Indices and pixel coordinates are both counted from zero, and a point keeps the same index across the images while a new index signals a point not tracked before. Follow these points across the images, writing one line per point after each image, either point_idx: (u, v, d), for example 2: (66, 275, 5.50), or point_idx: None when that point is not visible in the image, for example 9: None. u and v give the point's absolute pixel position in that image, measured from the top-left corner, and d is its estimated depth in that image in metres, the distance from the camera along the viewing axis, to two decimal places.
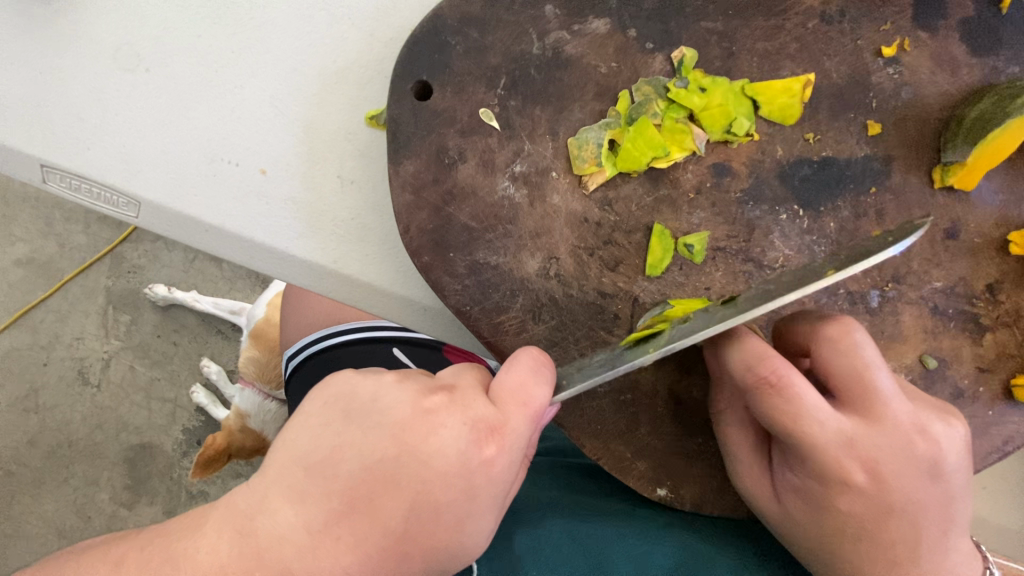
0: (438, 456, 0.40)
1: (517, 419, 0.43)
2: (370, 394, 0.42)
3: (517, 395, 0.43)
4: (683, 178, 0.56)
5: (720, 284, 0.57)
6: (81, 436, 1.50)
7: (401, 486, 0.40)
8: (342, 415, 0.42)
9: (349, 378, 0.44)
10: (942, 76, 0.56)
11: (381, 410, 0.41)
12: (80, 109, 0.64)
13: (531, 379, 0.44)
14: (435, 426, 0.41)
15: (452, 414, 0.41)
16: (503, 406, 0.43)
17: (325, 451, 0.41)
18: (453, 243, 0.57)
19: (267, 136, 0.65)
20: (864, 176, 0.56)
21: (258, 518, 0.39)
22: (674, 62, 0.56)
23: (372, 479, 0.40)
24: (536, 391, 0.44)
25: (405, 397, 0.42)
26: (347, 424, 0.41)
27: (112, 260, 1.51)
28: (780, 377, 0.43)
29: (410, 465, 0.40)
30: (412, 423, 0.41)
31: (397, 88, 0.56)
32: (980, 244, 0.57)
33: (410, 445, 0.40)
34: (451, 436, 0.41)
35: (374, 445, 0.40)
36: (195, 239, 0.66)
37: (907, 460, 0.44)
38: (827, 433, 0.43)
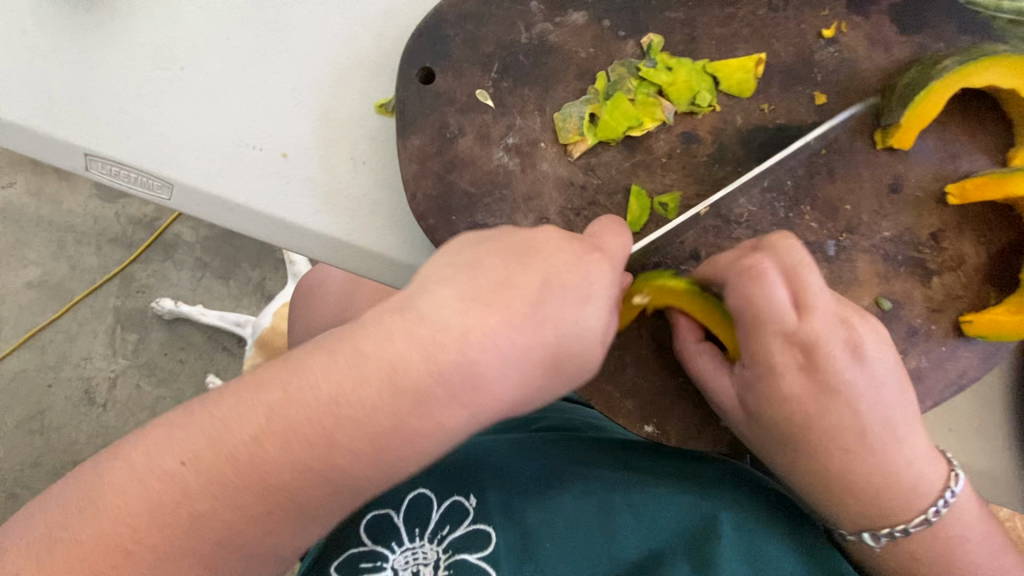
0: (558, 253, 0.47)
1: (619, 251, 0.52)
2: (475, 236, 0.50)
3: (614, 239, 0.53)
4: (656, 145, 0.64)
5: (692, 238, 0.64)
6: (86, 455, 1.54)
7: (535, 272, 0.46)
8: (471, 242, 0.49)
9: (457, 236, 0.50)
10: (875, 52, 0.65)
11: (500, 236, 0.49)
12: (124, 103, 0.73)
13: (618, 226, 0.56)
14: (550, 241, 0.48)
15: (561, 236, 0.50)
16: (608, 243, 0.52)
17: (457, 264, 0.46)
18: (455, 207, 0.64)
19: (288, 123, 0.73)
20: (815, 139, 0.64)
21: (420, 298, 0.44)
22: (643, 46, 0.64)
23: (507, 271, 0.46)
24: (624, 237, 0.55)
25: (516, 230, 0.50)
26: (471, 246, 0.48)
27: (121, 280, 1.58)
28: (759, 275, 0.51)
29: (542, 261, 0.46)
30: (527, 238, 0.49)
31: (405, 74, 0.64)
32: (921, 197, 0.65)
33: (538, 247, 0.48)
34: (557, 245, 0.48)
35: (501, 256, 0.47)
36: (223, 216, 0.73)
37: (848, 341, 0.52)
38: (798, 321, 0.50)
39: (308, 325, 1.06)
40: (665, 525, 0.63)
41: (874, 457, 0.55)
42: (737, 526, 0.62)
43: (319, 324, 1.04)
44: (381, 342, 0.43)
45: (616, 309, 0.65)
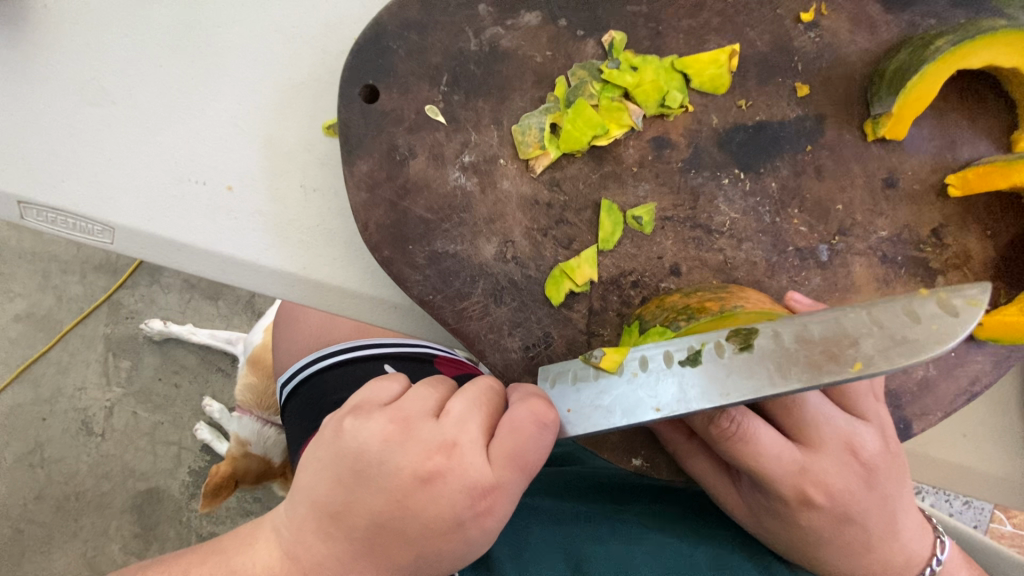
0: (440, 514, 0.41)
1: (511, 480, 0.42)
2: (377, 453, 0.42)
3: (512, 457, 0.42)
4: (625, 154, 0.59)
5: (672, 252, 0.59)
6: (88, 487, 1.51)
7: (407, 533, 0.41)
8: (351, 472, 0.42)
9: (355, 434, 0.43)
10: (861, 34, 0.59)
11: (389, 471, 0.41)
12: (54, 144, 0.68)
13: (530, 433, 0.42)
14: (435, 491, 0.41)
15: (450, 480, 0.41)
16: (499, 468, 0.42)
17: (341, 500, 0.42)
18: (411, 235, 0.59)
19: (232, 154, 0.68)
20: (799, 135, 0.59)
21: (294, 548, 0.43)
22: (605, 45, 0.59)
23: (384, 528, 0.42)
24: (530, 449, 0.42)
25: (411, 457, 0.41)
26: (359, 481, 0.42)
27: (110, 307, 1.53)
28: (741, 424, 0.47)
29: (413, 521, 0.41)
30: (414, 487, 0.41)
31: (346, 94, 0.59)
32: (919, 191, 0.59)
33: (413, 505, 0.41)
34: (449, 501, 0.41)
35: (382, 499, 0.41)
36: (170, 258, 0.68)
37: (846, 474, 0.49)
38: (785, 465, 0.48)
39: (288, 352, 1.01)
40: (637, 555, 0.56)
41: (869, 556, 0.52)
42: (715, 564, 0.55)
43: (301, 349, 0.99)
44: (277, 547, 0.44)
45: (594, 334, 0.59)
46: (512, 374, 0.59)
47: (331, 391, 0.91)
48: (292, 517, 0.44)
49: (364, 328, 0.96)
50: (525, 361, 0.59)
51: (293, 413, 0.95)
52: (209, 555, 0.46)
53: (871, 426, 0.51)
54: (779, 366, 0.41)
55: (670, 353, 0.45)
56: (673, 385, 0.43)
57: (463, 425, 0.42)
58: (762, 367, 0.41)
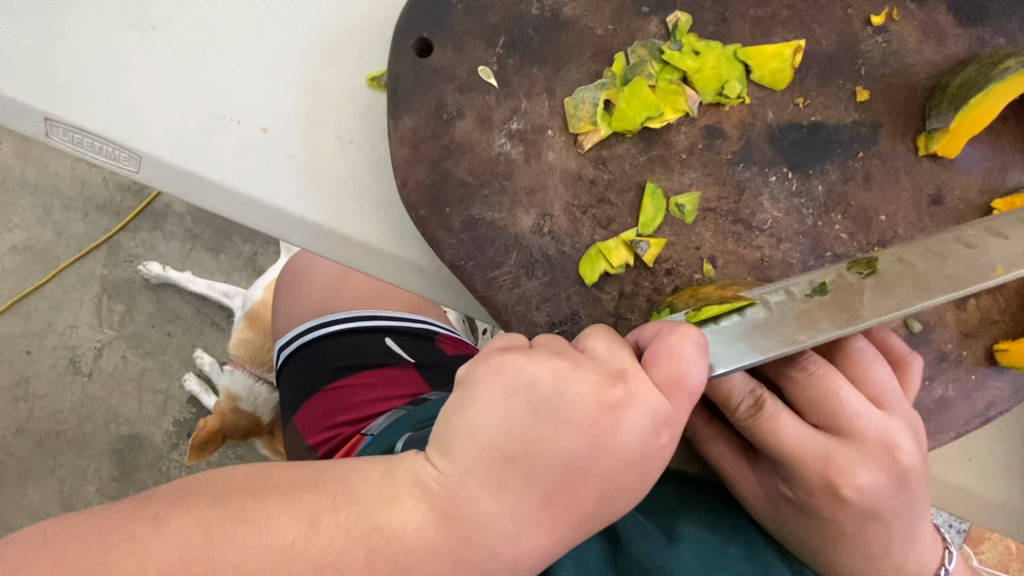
0: (623, 447, 0.36)
1: (682, 409, 0.38)
2: (552, 385, 0.36)
3: (678, 382, 0.38)
4: (676, 139, 0.58)
5: (710, 244, 0.58)
6: (70, 426, 1.49)
7: (591, 472, 0.36)
8: (525, 406, 0.36)
9: (519, 365, 0.37)
10: (928, 45, 0.58)
11: (570, 403, 0.36)
12: (88, 64, 0.66)
13: (687, 360, 0.39)
14: (618, 421, 0.36)
15: (637, 407, 0.37)
16: (673, 398, 0.38)
17: (518, 439, 0.35)
18: (449, 197, 0.58)
19: (270, 95, 0.66)
20: (852, 140, 0.58)
21: (460, 500, 0.35)
22: (668, 26, 0.57)
23: (568, 468, 0.36)
24: (689, 374, 0.38)
25: (586, 389, 0.37)
26: (535, 417, 0.36)
27: (109, 248, 1.51)
28: (761, 401, 0.49)
29: (597, 456, 0.36)
30: (596, 417, 0.36)
31: (398, 44, 0.57)
32: (964, 211, 0.58)
33: (600, 439, 0.36)
34: (637, 430, 0.36)
35: (569, 433, 0.36)
36: (197, 195, 0.67)
37: (875, 469, 0.47)
38: (806, 450, 0.48)
39: (289, 314, 0.99)
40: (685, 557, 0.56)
41: (891, 557, 0.52)
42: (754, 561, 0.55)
43: (298, 313, 0.97)
44: (435, 499, 0.35)
45: (621, 318, 0.58)
46: None
47: (335, 359, 0.90)
48: (451, 465, 0.35)
49: (370, 297, 0.95)
50: None
51: (289, 376, 0.95)
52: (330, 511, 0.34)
53: (907, 426, 0.49)
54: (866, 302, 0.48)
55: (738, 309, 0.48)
56: (771, 325, 0.47)
57: (616, 355, 0.39)
58: (837, 305, 0.48)
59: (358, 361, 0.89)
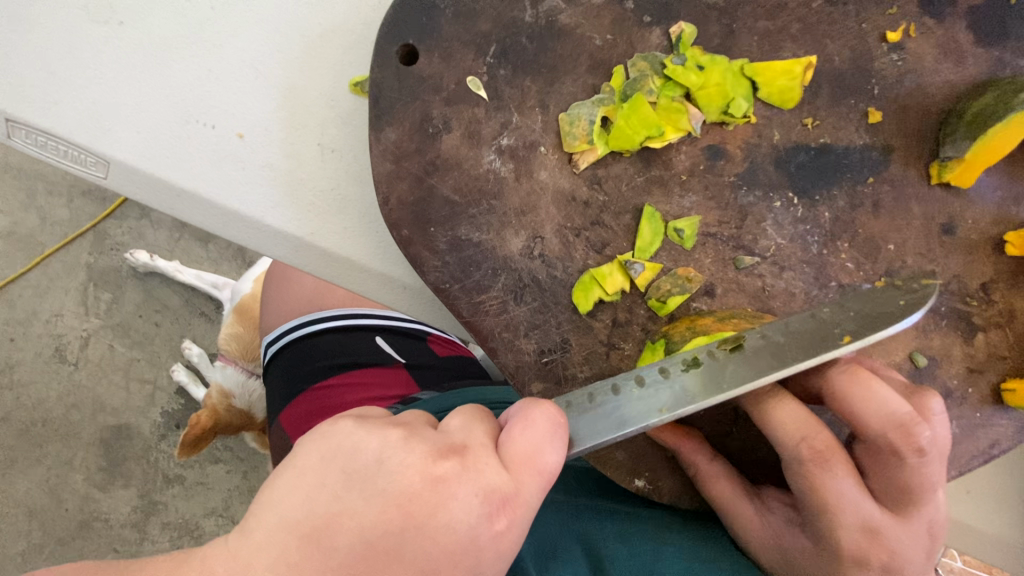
0: (446, 531, 0.31)
1: (531, 489, 0.34)
2: (375, 454, 0.33)
3: (531, 458, 0.34)
4: (676, 160, 0.54)
5: (709, 271, 0.55)
6: (56, 415, 1.45)
7: (401, 557, 0.31)
8: (341, 476, 0.32)
9: (349, 431, 0.34)
10: (946, 65, 0.54)
11: (389, 475, 0.32)
12: (52, 62, 0.61)
13: (546, 435, 0.35)
14: (446, 496, 0.32)
15: (464, 483, 0.32)
16: (517, 472, 0.34)
17: (318, 515, 0.31)
18: (435, 216, 0.54)
19: (247, 98, 0.62)
20: (862, 164, 0.54)
21: None
22: (671, 37, 0.54)
23: (372, 553, 0.30)
24: (546, 455, 0.35)
25: (413, 459, 0.32)
26: (349, 489, 0.32)
27: (95, 236, 1.46)
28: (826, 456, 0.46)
29: (410, 539, 0.31)
30: (417, 494, 0.31)
31: (382, 51, 0.53)
32: (976, 241, 0.56)
33: (417, 518, 0.31)
34: (461, 510, 0.32)
35: (372, 509, 0.31)
36: (169, 204, 0.62)
37: (910, 539, 0.46)
38: (854, 514, 0.46)
39: (271, 314, 0.93)
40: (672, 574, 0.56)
41: None
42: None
43: (280, 315, 0.92)
44: None
45: (614, 347, 0.55)
46: (523, 377, 0.55)
47: (324, 358, 0.85)
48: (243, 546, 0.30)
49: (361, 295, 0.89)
50: (539, 367, 0.56)
51: (275, 374, 0.89)
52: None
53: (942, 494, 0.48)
54: (775, 357, 0.45)
55: (666, 367, 0.46)
56: (676, 390, 0.45)
57: (472, 426, 0.36)
58: (757, 361, 0.45)
59: (348, 360, 0.85)
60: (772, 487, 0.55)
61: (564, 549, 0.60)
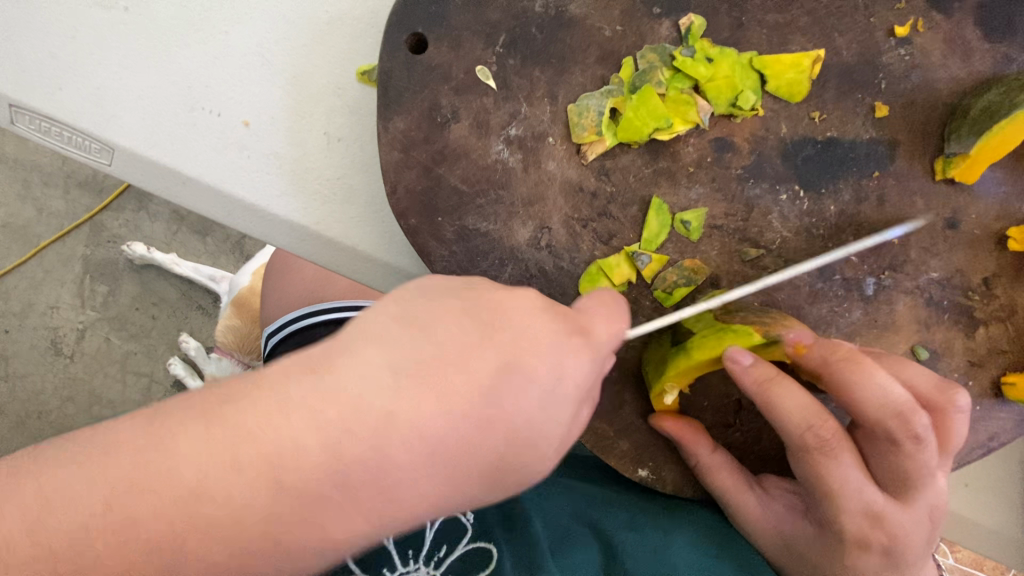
0: (535, 358, 0.32)
1: (604, 342, 0.35)
2: (471, 293, 0.34)
3: (593, 324, 0.36)
4: (684, 152, 0.55)
5: (715, 263, 0.55)
6: (52, 407, 1.44)
7: (487, 357, 0.31)
8: (439, 306, 0.33)
9: (426, 283, 0.35)
10: (952, 60, 0.55)
11: (483, 303, 0.33)
12: (55, 47, 0.61)
13: (610, 311, 0.37)
14: (536, 331, 0.33)
15: (549, 325, 0.33)
16: (592, 335, 0.35)
17: (418, 319, 0.32)
18: (442, 206, 0.54)
19: (253, 86, 0.61)
20: (868, 159, 0.55)
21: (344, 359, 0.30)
22: (681, 28, 0.54)
23: (462, 356, 0.31)
24: (616, 320, 0.37)
25: (504, 297, 0.34)
26: (448, 315, 0.32)
27: (92, 227, 1.45)
28: (828, 445, 0.47)
29: (494, 344, 0.32)
30: (508, 316, 0.33)
31: (391, 39, 0.53)
32: (979, 236, 0.56)
33: (507, 337, 0.32)
34: (547, 347, 0.32)
35: (458, 323, 0.32)
36: (173, 191, 0.62)
37: (913, 522, 0.48)
38: (858, 499, 0.47)
39: (271, 308, 0.93)
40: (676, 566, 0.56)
41: None
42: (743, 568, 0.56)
43: (280, 306, 0.91)
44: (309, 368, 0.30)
45: None
46: None
47: None
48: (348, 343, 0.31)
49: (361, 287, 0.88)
50: None
51: None
52: (214, 427, 0.29)
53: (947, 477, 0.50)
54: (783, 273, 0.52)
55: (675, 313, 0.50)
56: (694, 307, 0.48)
57: (534, 302, 0.37)
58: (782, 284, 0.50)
59: None
60: (773, 476, 0.56)
61: (566, 535, 0.60)
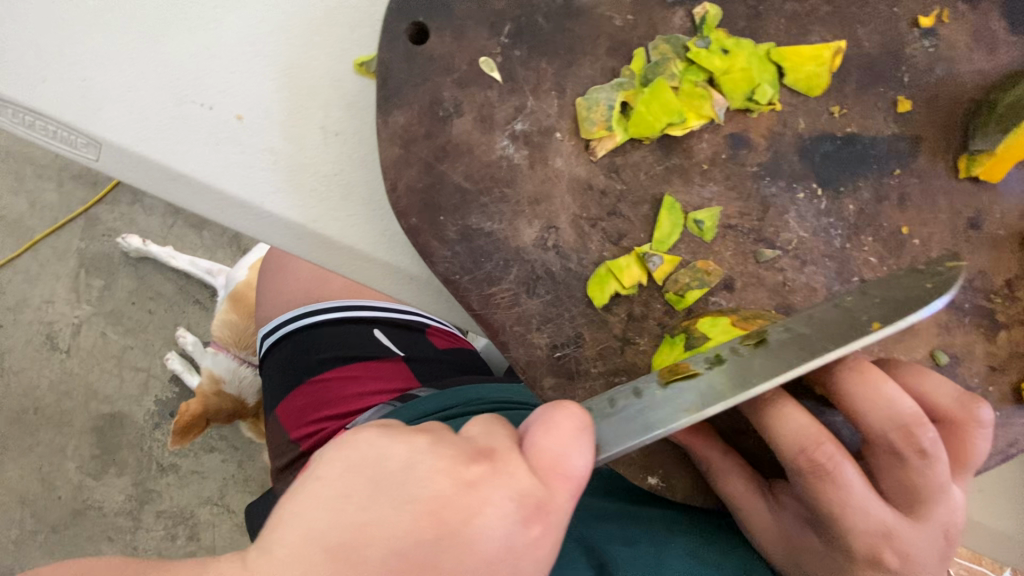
0: (480, 540, 0.29)
1: (563, 496, 0.31)
2: (402, 462, 0.30)
3: (557, 464, 0.31)
4: (697, 148, 0.52)
5: (729, 265, 0.53)
6: (48, 403, 1.42)
7: (433, 572, 0.28)
8: (366, 484, 0.29)
9: (371, 439, 0.31)
10: (979, 53, 0.52)
11: (419, 485, 0.29)
12: (40, 37, 0.58)
13: (574, 435, 0.32)
14: (482, 503, 0.29)
15: (496, 488, 0.29)
16: (546, 478, 0.31)
17: (346, 530, 0.28)
18: (444, 204, 0.52)
19: (247, 78, 0.59)
20: (889, 156, 0.52)
21: None
22: (696, 19, 0.52)
23: (403, 574, 0.27)
24: (576, 457, 0.32)
25: (441, 467, 0.30)
26: (374, 497, 0.29)
27: (86, 221, 1.42)
28: (833, 465, 0.44)
29: (442, 547, 0.28)
30: (448, 504, 0.29)
31: (390, 29, 0.51)
32: (1002, 237, 0.54)
33: (450, 527, 0.28)
34: (495, 517, 0.29)
35: (402, 520, 0.28)
36: (162, 188, 0.59)
37: (926, 542, 0.45)
38: (868, 518, 0.44)
39: (267, 307, 0.90)
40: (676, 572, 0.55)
41: None
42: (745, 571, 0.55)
43: (276, 304, 0.88)
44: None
45: (628, 342, 0.53)
46: (534, 372, 0.53)
47: (319, 352, 0.82)
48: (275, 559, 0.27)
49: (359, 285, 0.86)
50: (551, 361, 0.53)
51: (271, 368, 0.86)
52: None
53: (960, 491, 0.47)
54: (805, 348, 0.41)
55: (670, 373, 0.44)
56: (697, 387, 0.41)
57: (489, 433, 0.33)
58: (786, 353, 0.41)
59: (345, 354, 0.81)
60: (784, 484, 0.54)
61: (571, 543, 0.58)
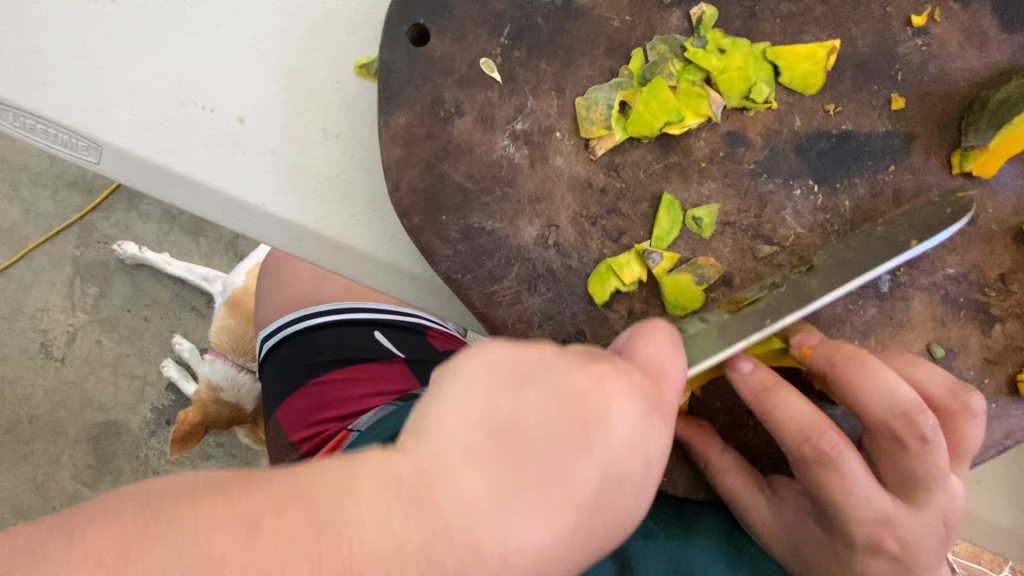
0: (620, 428, 0.28)
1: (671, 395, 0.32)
2: (535, 361, 0.30)
3: (662, 369, 0.33)
4: (695, 146, 0.53)
5: (728, 261, 0.53)
6: (43, 412, 1.41)
7: (587, 455, 0.28)
8: (507, 379, 0.29)
9: (501, 347, 0.31)
10: (970, 50, 0.53)
11: (557, 377, 0.29)
12: (40, 41, 0.58)
13: (671, 346, 0.34)
14: (615, 396, 0.29)
15: (623, 382, 0.30)
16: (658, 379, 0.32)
17: (499, 418, 0.28)
18: (446, 204, 0.52)
19: (247, 81, 0.59)
20: (883, 153, 0.53)
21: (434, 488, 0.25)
22: (692, 19, 0.53)
23: (560, 451, 0.27)
24: (675, 362, 0.34)
25: (571, 365, 0.30)
26: (521, 388, 0.28)
27: (81, 228, 1.42)
28: (838, 454, 0.44)
29: (591, 432, 0.28)
30: (588, 393, 0.29)
31: (392, 30, 0.51)
32: (995, 231, 0.55)
33: (595, 415, 0.28)
34: (630, 410, 0.29)
35: (550, 406, 0.28)
36: (163, 190, 0.60)
37: (925, 527, 0.46)
38: (870, 506, 0.45)
39: (265, 311, 0.90)
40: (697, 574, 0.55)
41: None
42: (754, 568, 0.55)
43: (275, 308, 0.88)
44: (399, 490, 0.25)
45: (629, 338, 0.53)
46: None
47: (319, 354, 0.82)
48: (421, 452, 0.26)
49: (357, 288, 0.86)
50: None
51: (272, 373, 0.86)
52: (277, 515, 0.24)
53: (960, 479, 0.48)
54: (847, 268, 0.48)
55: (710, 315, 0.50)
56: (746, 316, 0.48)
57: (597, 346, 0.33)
58: (834, 274, 0.48)
59: (344, 356, 0.81)
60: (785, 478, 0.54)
61: None
